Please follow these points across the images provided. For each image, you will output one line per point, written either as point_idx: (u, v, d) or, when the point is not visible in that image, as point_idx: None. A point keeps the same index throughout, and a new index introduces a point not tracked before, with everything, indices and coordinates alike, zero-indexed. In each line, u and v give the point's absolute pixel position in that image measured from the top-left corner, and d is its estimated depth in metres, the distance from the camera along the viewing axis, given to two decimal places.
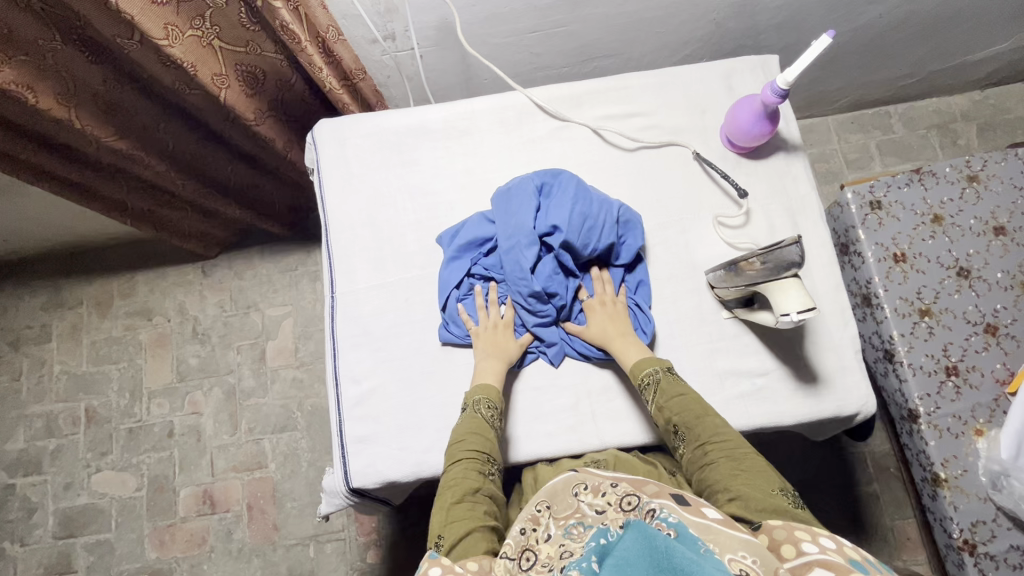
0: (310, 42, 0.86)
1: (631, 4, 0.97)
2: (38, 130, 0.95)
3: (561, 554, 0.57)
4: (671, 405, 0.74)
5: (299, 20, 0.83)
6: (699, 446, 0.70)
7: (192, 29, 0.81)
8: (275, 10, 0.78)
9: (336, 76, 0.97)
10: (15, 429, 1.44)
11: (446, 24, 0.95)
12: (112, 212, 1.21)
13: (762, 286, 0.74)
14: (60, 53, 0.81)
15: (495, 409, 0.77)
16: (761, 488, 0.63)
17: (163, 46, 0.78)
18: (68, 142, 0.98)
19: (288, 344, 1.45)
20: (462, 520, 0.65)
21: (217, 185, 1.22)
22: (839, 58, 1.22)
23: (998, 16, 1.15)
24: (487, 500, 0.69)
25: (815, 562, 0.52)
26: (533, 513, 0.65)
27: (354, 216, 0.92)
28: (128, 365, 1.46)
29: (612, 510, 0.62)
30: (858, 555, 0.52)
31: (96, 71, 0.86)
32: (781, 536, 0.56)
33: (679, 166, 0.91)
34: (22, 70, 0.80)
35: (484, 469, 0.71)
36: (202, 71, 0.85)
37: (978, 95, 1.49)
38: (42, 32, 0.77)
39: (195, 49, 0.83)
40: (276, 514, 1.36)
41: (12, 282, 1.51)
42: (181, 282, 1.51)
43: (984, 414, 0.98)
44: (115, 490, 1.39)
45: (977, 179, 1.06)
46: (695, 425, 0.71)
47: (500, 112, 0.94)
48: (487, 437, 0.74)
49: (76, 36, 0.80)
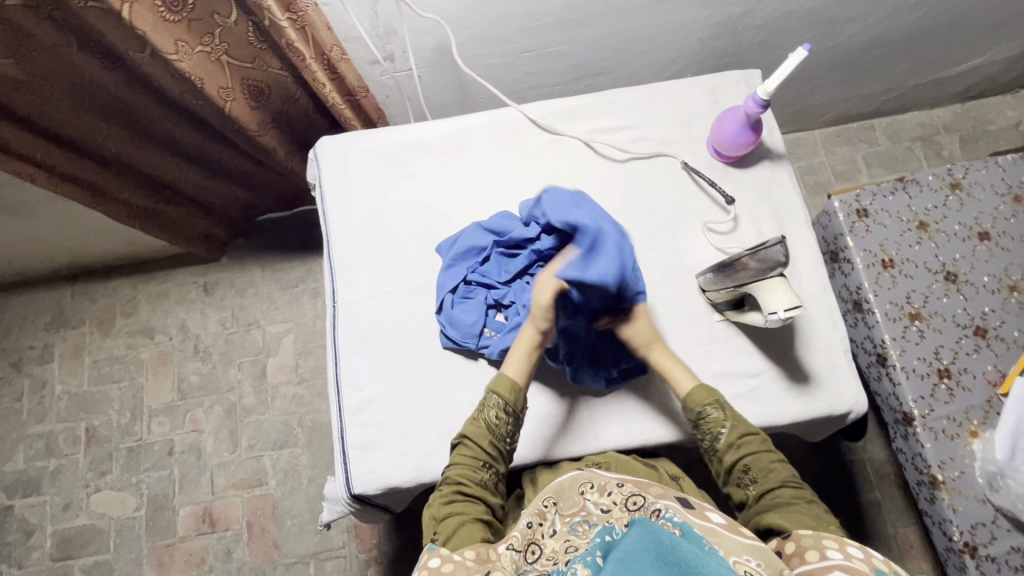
0: (315, 60, 0.92)
1: (619, 25, 1.02)
2: (55, 124, 1.00)
3: (566, 548, 0.60)
4: (746, 444, 0.72)
5: (304, 39, 0.88)
6: (767, 484, 0.69)
7: (200, 45, 0.85)
8: (282, 30, 0.84)
9: (339, 92, 1.02)
10: (15, 450, 1.44)
11: (443, 46, 1.00)
12: (122, 217, 1.24)
13: (750, 286, 0.76)
14: (77, 58, 0.88)
15: (500, 408, 0.74)
16: (817, 518, 0.65)
17: (173, 59, 0.83)
18: (83, 133, 1.04)
19: (289, 360, 1.47)
20: (453, 515, 0.67)
21: (222, 171, 1.28)
22: (821, 74, 1.27)
23: (972, 32, 1.20)
24: (479, 503, 0.70)
25: (835, 566, 0.55)
26: (540, 507, 0.68)
27: (355, 227, 0.95)
28: (129, 384, 1.47)
29: (617, 509, 0.64)
30: (886, 568, 0.55)
31: (110, 75, 0.93)
32: (808, 544, 0.59)
33: (668, 175, 0.95)
34: (27, 60, 0.86)
35: (477, 472, 0.71)
36: (209, 84, 0.90)
37: (959, 108, 1.54)
38: (57, 36, 0.83)
39: (204, 64, 0.87)
40: (276, 532, 1.35)
41: (15, 303, 1.53)
42: (184, 301, 1.53)
43: (978, 415, 0.99)
44: (115, 510, 1.39)
45: (959, 186, 1.09)
46: (768, 467, 0.70)
47: (495, 127, 0.98)
48: (484, 443, 0.72)
49: (91, 43, 0.87)
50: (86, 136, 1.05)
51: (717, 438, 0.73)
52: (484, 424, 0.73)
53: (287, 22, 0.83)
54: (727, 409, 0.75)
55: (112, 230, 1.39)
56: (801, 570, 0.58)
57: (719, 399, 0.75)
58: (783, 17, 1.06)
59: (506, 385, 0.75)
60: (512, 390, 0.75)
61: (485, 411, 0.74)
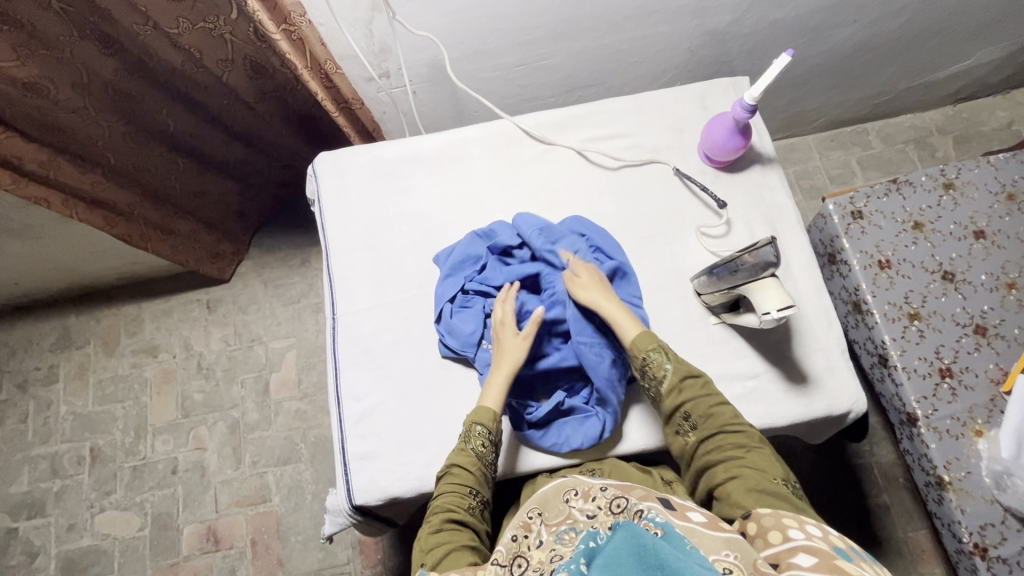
0: (309, 69, 0.96)
1: (609, 37, 1.04)
2: (63, 139, 1.06)
3: (552, 557, 0.60)
4: (687, 387, 0.75)
5: (298, 52, 0.92)
6: (705, 428, 0.72)
7: (203, 23, 0.94)
8: (275, 42, 0.88)
9: (335, 101, 1.05)
10: (20, 471, 1.44)
11: (437, 62, 1.02)
12: (136, 239, 1.29)
13: (744, 287, 0.77)
14: (79, 48, 0.93)
15: (486, 438, 0.76)
16: (760, 469, 0.67)
17: (174, 33, 0.95)
18: (91, 142, 1.10)
19: (291, 376, 1.47)
20: (439, 545, 0.68)
21: (217, 165, 1.32)
22: (811, 80, 1.29)
23: (957, 35, 1.22)
24: (467, 530, 0.71)
25: (799, 547, 0.55)
26: (525, 520, 0.69)
27: (354, 240, 0.96)
28: (133, 403, 1.48)
29: (602, 513, 0.66)
30: (844, 543, 0.55)
31: (110, 62, 0.97)
32: (769, 523, 0.59)
33: (660, 181, 0.96)
34: (35, 64, 0.91)
35: (466, 501, 0.73)
36: (208, 55, 1.01)
37: (951, 110, 1.55)
38: (64, 30, 0.89)
39: (204, 39, 0.97)
40: (280, 549, 1.35)
41: (20, 325, 1.55)
42: (187, 318, 1.54)
43: (982, 414, 0.99)
44: (119, 530, 1.39)
45: (952, 186, 1.10)
46: (708, 416, 0.73)
47: (488, 138, 0.99)
48: (473, 472, 0.75)
49: (92, 33, 0.92)
50: (91, 148, 1.11)
51: (661, 382, 0.76)
52: (470, 454, 0.76)
53: (278, 35, 0.88)
54: (666, 353, 0.77)
55: (116, 250, 1.41)
56: (767, 553, 0.57)
57: (661, 343, 0.78)
58: (770, 25, 1.08)
59: (489, 416, 0.77)
60: (495, 421, 0.77)
61: (471, 442, 0.76)
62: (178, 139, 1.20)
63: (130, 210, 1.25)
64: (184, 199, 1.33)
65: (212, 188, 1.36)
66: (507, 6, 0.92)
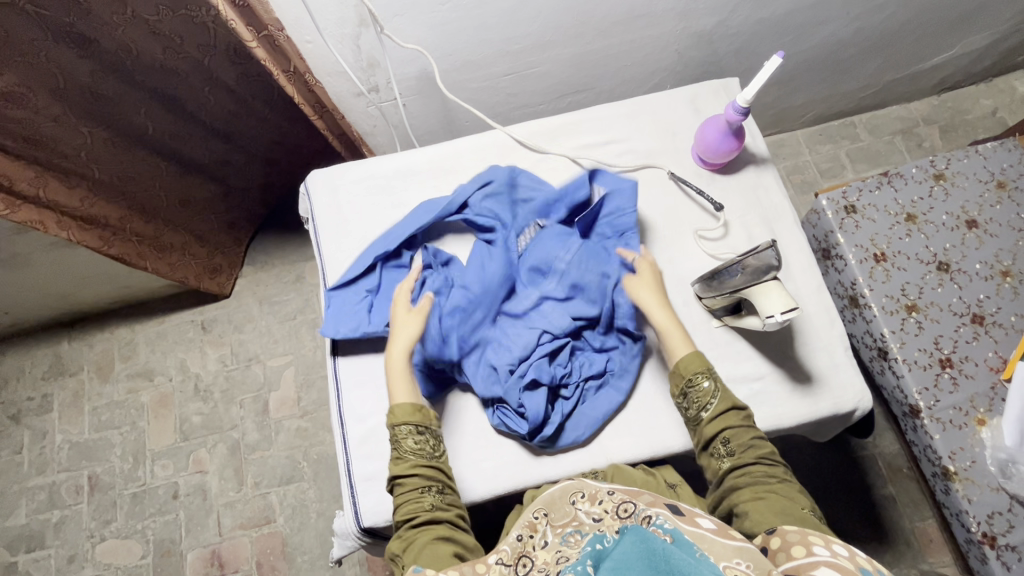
0: (283, 73, 0.94)
1: (596, 43, 1.04)
2: (47, 153, 1.05)
3: (559, 559, 0.60)
4: (734, 417, 0.76)
5: (273, 56, 0.91)
6: (743, 456, 0.73)
7: (184, 11, 0.91)
8: (249, 48, 0.87)
9: (311, 104, 1.03)
10: (17, 504, 1.41)
11: (426, 75, 1.02)
12: (133, 257, 1.30)
13: (745, 291, 0.78)
14: (55, 52, 0.91)
15: (415, 427, 0.79)
16: (790, 498, 0.68)
17: (152, 19, 0.91)
18: (76, 154, 1.08)
19: (290, 394, 1.46)
20: (414, 550, 0.70)
21: (199, 169, 1.30)
22: (798, 75, 1.30)
23: (939, 26, 1.23)
24: (436, 525, 0.73)
25: (820, 562, 0.56)
26: (530, 519, 0.68)
27: (351, 257, 0.95)
28: (130, 429, 1.46)
29: (608, 517, 0.65)
30: (870, 565, 0.55)
31: (83, 63, 0.95)
32: (793, 539, 0.60)
33: (656, 185, 0.96)
34: (10, 72, 0.90)
35: (423, 502, 0.74)
36: (188, 41, 0.98)
37: (936, 100, 1.56)
38: (36, 33, 0.87)
39: (183, 25, 0.94)
40: (287, 569, 1.33)
41: (10, 355, 1.52)
42: (182, 340, 1.52)
43: (984, 403, 0.99)
44: (121, 559, 1.36)
45: (943, 177, 1.10)
46: (749, 447, 0.73)
47: (481, 150, 0.99)
48: (419, 470, 0.76)
49: (67, 37, 0.90)
50: (76, 160, 1.09)
51: (704, 407, 0.77)
52: (407, 464, 0.77)
53: (255, 42, 0.86)
54: (716, 381, 0.78)
55: (107, 273, 1.39)
56: (787, 566, 0.58)
57: (710, 371, 0.78)
58: (756, 25, 1.08)
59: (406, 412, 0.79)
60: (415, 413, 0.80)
61: (402, 440, 0.78)
62: (158, 142, 1.17)
63: (122, 226, 1.24)
64: (173, 211, 1.32)
65: (198, 195, 1.35)
66: (493, 16, 0.92)
